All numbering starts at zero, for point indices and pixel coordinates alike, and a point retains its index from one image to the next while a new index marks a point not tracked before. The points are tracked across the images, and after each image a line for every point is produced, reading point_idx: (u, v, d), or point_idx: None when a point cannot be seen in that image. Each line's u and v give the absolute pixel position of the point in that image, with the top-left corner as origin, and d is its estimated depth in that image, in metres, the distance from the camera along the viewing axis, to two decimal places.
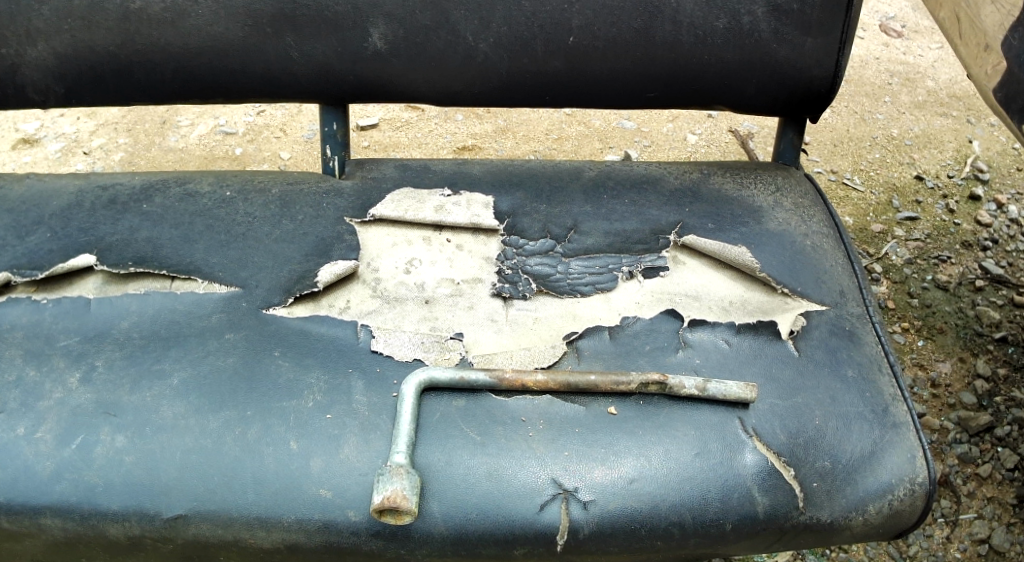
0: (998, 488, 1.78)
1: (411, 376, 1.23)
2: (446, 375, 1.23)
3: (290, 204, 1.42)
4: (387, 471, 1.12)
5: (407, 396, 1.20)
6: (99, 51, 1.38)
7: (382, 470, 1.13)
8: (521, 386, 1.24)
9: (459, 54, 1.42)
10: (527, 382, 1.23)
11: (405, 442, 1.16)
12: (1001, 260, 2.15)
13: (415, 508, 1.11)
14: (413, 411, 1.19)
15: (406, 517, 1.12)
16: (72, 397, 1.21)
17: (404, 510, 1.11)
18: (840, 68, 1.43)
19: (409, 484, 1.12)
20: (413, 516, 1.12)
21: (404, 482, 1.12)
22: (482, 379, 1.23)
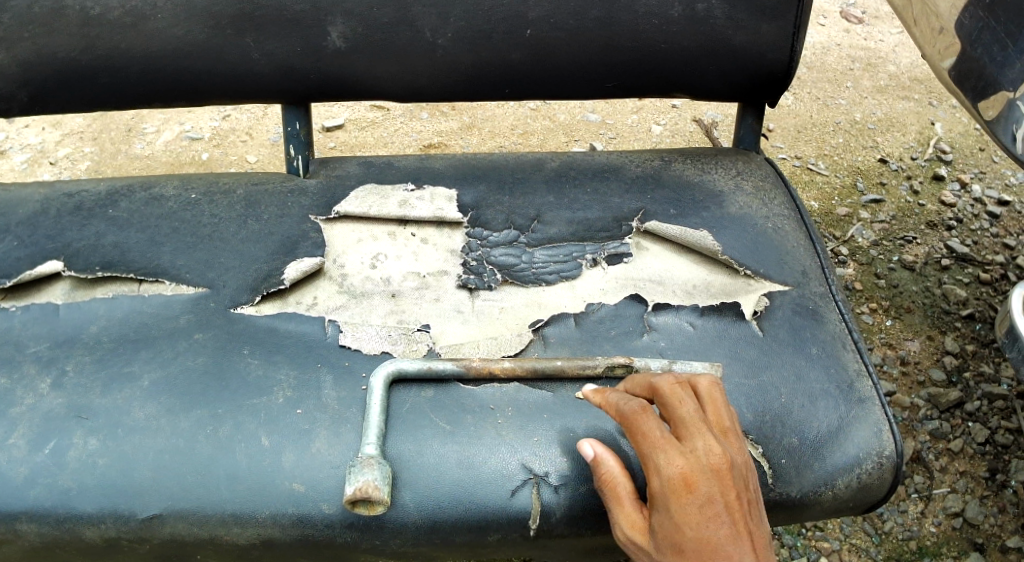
0: (970, 462, 1.81)
1: (379, 368, 1.24)
2: (414, 366, 1.24)
3: (255, 204, 1.43)
4: (359, 463, 1.13)
5: (377, 388, 1.22)
6: (60, 57, 1.39)
7: (354, 462, 1.14)
8: (489, 375, 1.25)
9: (418, 50, 1.44)
10: (494, 369, 1.25)
11: (376, 434, 1.17)
12: (966, 238, 2.19)
13: (386, 500, 1.12)
14: (382, 403, 1.20)
15: (379, 508, 1.13)
16: (44, 402, 1.22)
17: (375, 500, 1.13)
18: (795, 52, 1.46)
19: (378, 476, 1.13)
20: (386, 506, 1.13)
21: (374, 474, 1.13)
22: (450, 368, 1.24)
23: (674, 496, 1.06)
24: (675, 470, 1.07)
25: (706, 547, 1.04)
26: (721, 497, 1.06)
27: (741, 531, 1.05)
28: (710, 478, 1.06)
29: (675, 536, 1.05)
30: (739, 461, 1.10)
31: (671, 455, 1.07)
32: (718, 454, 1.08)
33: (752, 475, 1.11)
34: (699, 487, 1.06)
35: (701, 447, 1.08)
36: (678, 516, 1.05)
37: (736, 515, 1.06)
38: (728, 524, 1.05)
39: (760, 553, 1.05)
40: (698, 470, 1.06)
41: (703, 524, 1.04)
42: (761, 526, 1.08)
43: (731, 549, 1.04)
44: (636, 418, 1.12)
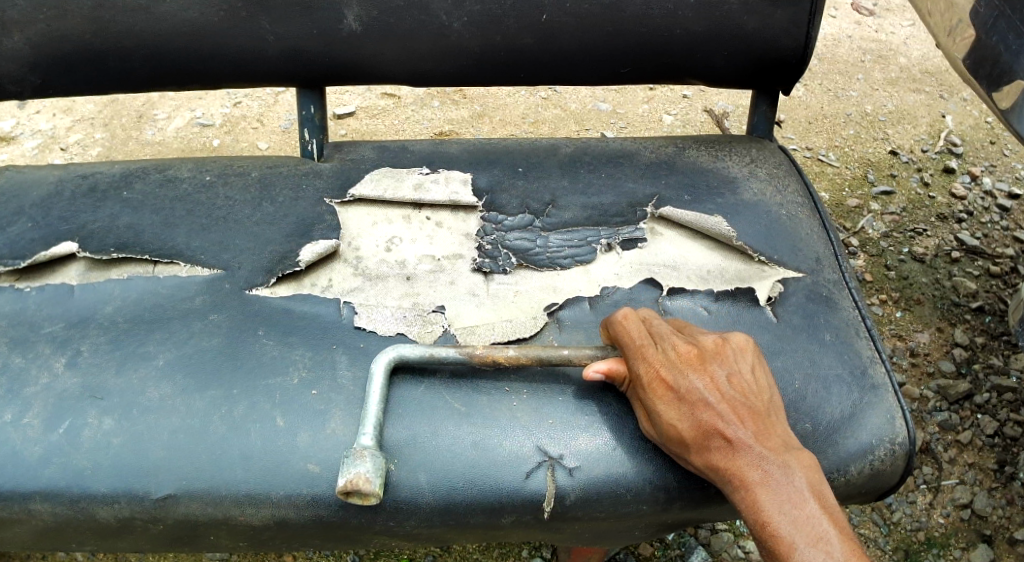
0: (979, 453, 1.81)
1: (379, 355, 1.23)
2: (416, 352, 1.23)
3: (270, 186, 1.43)
4: (352, 453, 1.13)
5: (377, 375, 1.21)
6: (74, 39, 1.39)
7: (348, 452, 1.14)
8: (493, 362, 1.23)
9: (432, 32, 1.43)
10: (498, 357, 1.23)
11: (372, 423, 1.16)
12: (976, 231, 2.18)
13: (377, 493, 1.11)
14: (380, 392, 1.19)
15: (372, 498, 1.11)
16: (58, 382, 1.22)
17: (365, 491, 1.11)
18: (810, 38, 1.45)
19: (371, 468, 1.11)
20: (379, 497, 1.12)
21: (367, 466, 1.11)
22: (453, 356, 1.23)
23: (655, 396, 1.16)
24: (649, 373, 1.17)
25: (692, 428, 1.14)
26: (698, 384, 1.15)
27: (726, 406, 1.15)
28: (682, 375, 1.16)
29: (669, 429, 1.15)
30: (718, 345, 1.19)
31: (645, 360, 1.18)
32: (686, 351, 1.18)
33: (745, 353, 1.20)
34: (674, 381, 1.16)
35: (671, 348, 1.19)
36: (662, 412, 1.15)
37: (718, 396, 1.15)
38: (710, 406, 1.14)
39: (750, 426, 1.14)
40: (669, 368, 1.17)
41: (685, 413, 1.15)
42: (755, 396, 1.17)
43: (717, 424, 1.14)
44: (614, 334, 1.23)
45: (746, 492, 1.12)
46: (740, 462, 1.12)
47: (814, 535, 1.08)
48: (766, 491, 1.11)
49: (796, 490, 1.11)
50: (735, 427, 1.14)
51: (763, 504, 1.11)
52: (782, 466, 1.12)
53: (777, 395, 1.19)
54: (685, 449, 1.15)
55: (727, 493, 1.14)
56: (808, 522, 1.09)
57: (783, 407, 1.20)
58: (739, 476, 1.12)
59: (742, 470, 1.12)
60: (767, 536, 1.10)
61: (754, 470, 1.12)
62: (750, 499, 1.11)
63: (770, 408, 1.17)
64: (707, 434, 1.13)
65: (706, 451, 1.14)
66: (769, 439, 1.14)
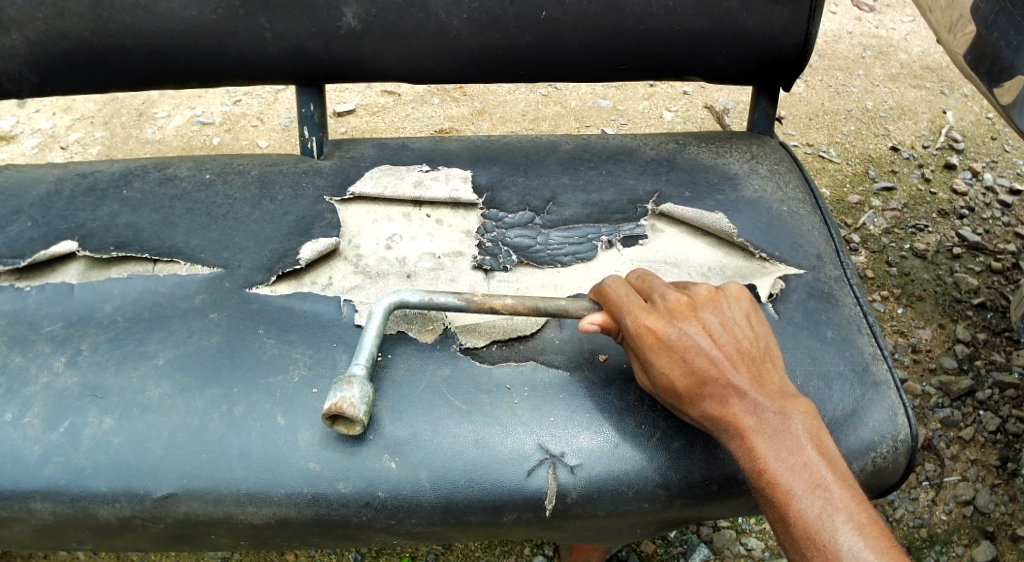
0: (981, 449, 1.80)
1: (381, 297, 1.27)
2: (414, 297, 1.27)
3: (269, 184, 1.43)
4: (340, 380, 1.16)
5: (375, 315, 1.25)
6: (73, 38, 1.39)
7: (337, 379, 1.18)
8: (490, 310, 1.26)
9: (431, 30, 1.43)
10: (495, 305, 1.26)
11: (366, 356, 1.20)
12: (978, 227, 2.18)
13: (363, 420, 1.15)
14: (377, 328, 1.23)
15: (356, 427, 1.16)
16: (58, 381, 1.22)
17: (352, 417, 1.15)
18: (810, 35, 1.45)
19: (359, 395, 1.15)
20: (363, 426, 1.16)
21: (355, 393, 1.15)
22: (451, 302, 1.26)
23: (646, 347, 1.16)
24: (639, 324, 1.18)
25: (686, 378, 1.14)
26: (689, 334, 1.16)
27: (720, 353, 1.15)
28: (673, 324, 1.17)
29: (663, 380, 1.16)
30: (711, 297, 1.20)
31: (635, 313, 1.19)
32: (676, 302, 1.19)
33: (738, 302, 1.21)
34: (665, 331, 1.16)
35: (661, 300, 1.20)
36: (655, 362, 1.16)
37: (712, 343, 1.15)
38: (703, 355, 1.15)
39: (746, 372, 1.14)
40: (660, 319, 1.18)
41: (677, 361, 1.15)
42: (749, 345, 1.17)
43: (711, 372, 1.14)
44: (602, 290, 1.24)
45: (742, 440, 1.12)
46: (736, 410, 1.13)
47: (812, 482, 1.09)
48: (762, 438, 1.11)
49: (793, 437, 1.11)
50: (730, 375, 1.14)
51: (761, 452, 1.11)
52: (779, 412, 1.12)
53: (773, 343, 1.20)
54: (679, 399, 1.15)
55: (724, 442, 1.14)
56: (806, 469, 1.09)
57: (780, 356, 1.20)
58: (736, 424, 1.12)
59: (738, 417, 1.12)
60: (765, 483, 1.10)
61: (751, 417, 1.12)
62: (746, 447, 1.12)
63: (765, 356, 1.17)
64: (701, 382, 1.14)
65: (700, 400, 1.14)
66: (765, 386, 1.14)
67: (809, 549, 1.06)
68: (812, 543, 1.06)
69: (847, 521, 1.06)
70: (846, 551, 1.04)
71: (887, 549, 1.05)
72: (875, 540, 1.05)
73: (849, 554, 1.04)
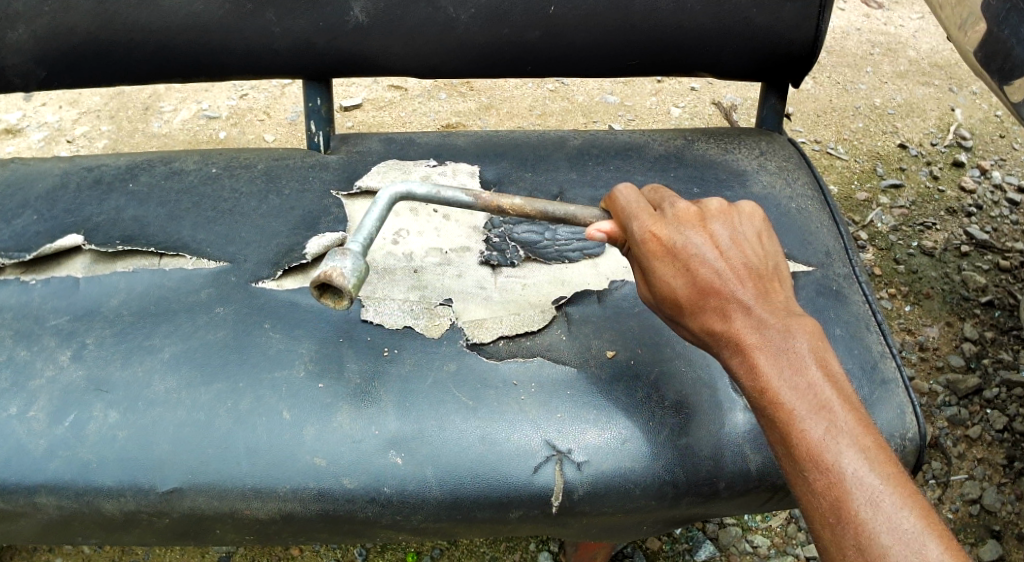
0: (987, 448, 1.80)
1: (389, 187, 1.28)
2: (423, 190, 1.28)
3: (276, 178, 1.43)
4: (333, 250, 1.13)
5: (380, 201, 1.25)
6: (78, 32, 1.38)
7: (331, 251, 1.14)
8: (497, 209, 1.28)
9: (439, 25, 1.42)
10: (503, 204, 1.28)
11: (363, 238, 1.19)
12: (986, 225, 2.17)
13: (352, 292, 1.10)
14: (380, 214, 1.24)
15: (343, 303, 1.12)
16: (63, 375, 1.22)
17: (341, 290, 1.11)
18: (819, 32, 1.44)
19: (350, 267, 1.11)
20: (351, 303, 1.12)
21: (347, 264, 1.11)
22: (459, 198, 1.28)
23: (650, 253, 1.15)
24: (645, 231, 1.16)
25: (688, 285, 1.11)
26: (695, 243, 1.13)
27: (726, 265, 1.12)
28: (680, 231, 1.15)
29: (664, 288, 1.13)
30: (722, 210, 1.18)
31: (642, 222, 1.17)
32: (686, 212, 1.17)
33: (750, 220, 1.18)
34: (670, 240, 1.14)
35: (671, 211, 1.18)
36: (658, 269, 1.14)
37: (718, 252, 1.13)
38: (708, 263, 1.12)
39: (751, 286, 1.11)
40: (667, 228, 1.16)
41: (680, 268, 1.12)
42: (758, 261, 1.14)
43: (714, 283, 1.11)
44: (614, 200, 1.22)
45: (744, 356, 1.08)
46: (738, 325, 1.09)
47: (816, 402, 1.04)
48: (765, 354, 1.07)
49: (798, 355, 1.07)
50: (735, 288, 1.11)
51: (762, 368, 1.07)
52: (784, 330, 1.08)
53: (782, 263, 1.17)
54: (680, 309, 1.12)
55: (724, 358, 1.10)
56: (811, 389, 1.05)
57: (789, 277, 1.17)
58: (738, 340, 1.09)
59: (740, 332, 1.09)
60: (766, 402, 1.06)
61: (753, 333, 1.08)
62: (748, 362, 1.08)
63: (774, 274, 1.14)
64: (703, 293, 1.11)
65: (701, 312, 1.11)
66: (771, 303, 1.10)
67: (810, 470, 1.01)
68: (813, 464, 1.01)
69: (851, 444, 1.01)
70: (849, 474, 1.00)
71: (892, 474, 1.00)
72: (879, 465, 1.00)
73: (851, 478, 1.00)
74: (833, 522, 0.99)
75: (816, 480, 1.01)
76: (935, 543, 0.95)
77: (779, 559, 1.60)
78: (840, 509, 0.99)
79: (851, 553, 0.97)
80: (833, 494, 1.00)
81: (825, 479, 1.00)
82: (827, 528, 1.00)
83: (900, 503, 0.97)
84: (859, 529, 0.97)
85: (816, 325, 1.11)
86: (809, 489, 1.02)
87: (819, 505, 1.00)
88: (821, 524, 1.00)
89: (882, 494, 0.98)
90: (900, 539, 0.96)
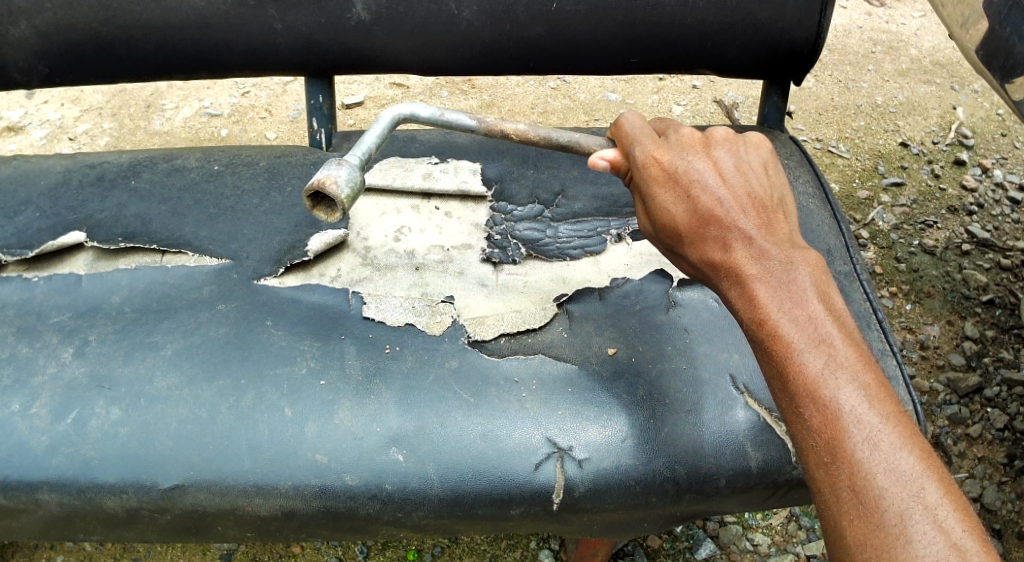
0: (988, 447, 1.80)
1: (392, 106, 1.30)
2: (426, 113, 1.30)
3: (278, 176, 1.43)
4: (331, 160, 1.13)
5: (381, 120, 1.27)
6: (81, 28, 1.38)
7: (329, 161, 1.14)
8: (501, 135, 1.30)
9: (442, 21, 1.42)
10: (506, 128, 1.29)
11: (361, 152, 1.19)
12: (987, 224, 2.17)
13: (345, 203, 1.11)
14: (379, 133, 1.25)
15: (337, 217, 1.14)
16: (66, 372, 1.22)
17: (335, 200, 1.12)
18: (822, 28, 1.44)
19: (346, 176, 1.12)
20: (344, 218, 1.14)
21: (342, 174, 1.12)
22: (461, 123, 1.30)
23: (651, 178, 1.14)
24: (648, 156, 1.16)
25: (687, 212, 1.10)
26: (697, 168, 1.12)
27: (728, 193, 1.10)
28: (682, 156, 1.14)
29: (664, 217, 1.12)
30: (729, 138, 1.16)
31: (645, 147, 1.17)
32: (690, 138, 1.16)
33: (757, 150, 1.16)
34: (672, 165, 1.13)
35: (676, 136, 1.17)
36: (658, 196, 1.13)
37: (720, 178, 1.11)
38: (709, 191, 1.10)
39: (753, 215, 1.09)
40: (670, 152, 1.15)
41: (681, 194, 1.11)
42: (762, 191, 1.12)
43: (715, 211, 1.09)
44: (619, 125, 1.22)
45: (743, 287, 1.06)
46: (738, 255, 1.07)
47: (817, 337, 1.01)
48: (764, 285, 1.05)
49: (799, 289, 1.04)
50: (736, 218, 1.09)
51: (761, 299, 1.05)
52: (786, 263, 1.06)
53: (788, 197, 1.15)
54: (679, 237, 1.11)
55: (723, 289, 1.09)
56: (811, 323, 1.02)
57: (794, 212, 1.14)
58: (738, 270, 1.07)
59: (739, 262, 1.07)
60: (764, 333, 1.03)
61: (753, 264, 1.06)
62: (746, 293, 1.06)
63: (778, 206, 1.12)
64: (702, 221, 1.09)
65: (700, 242, 1.09)
66: (774, 235, 1.08)
67: (807, 405, 0.98)
68: (811, 399, 0.98)
69: (850, 380, 0.98)
70: (847, 411, 0.96)
71: (892, 413, 0.96)
72: (879, 403, 0.97)
73: (848, 414, 0.96)
74: (828, 460, 0.96)
75: (813, 416, 0.98)
76: (934, 487, 0.92)
77: (780, 556, 1.61)
78: (835, 447, 0.96)
79: (845, 494, 0.94)
80: (830, 431, 0.96)
81: (822, 414, 0.97)
82: (820, 467, 0.96)
83: (899, 443, 0.94)
84: (855, 469, 0.94)
85: (819, 260, 1.08)
86: (805, 425, 0.98)
87: (814, 442, 0.97)
88: (815, 463, 0.97)
89: (881, 433, 0.95)
90: (897, 480, 0.92)
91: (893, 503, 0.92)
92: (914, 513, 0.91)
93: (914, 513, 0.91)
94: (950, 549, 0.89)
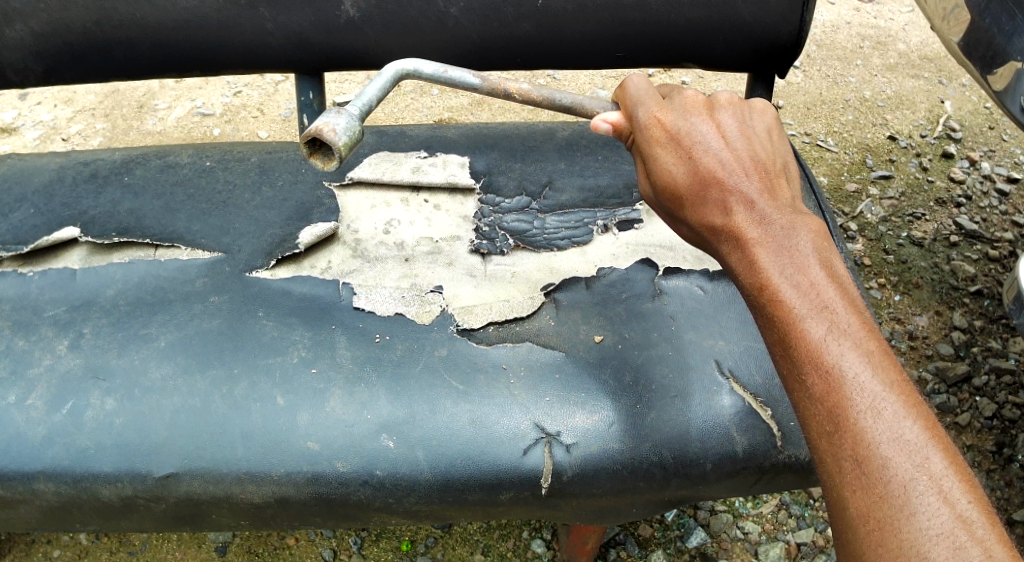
0: (977, 435, 1.82)
1: (396, 63, 1.28)
2: (430, 69, 1.28)
3: (269, 171, 1.45)
4: (331, 107, 1.12)
5: (385, 74, 1.25)
6: (75, 29, 1.40)
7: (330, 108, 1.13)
8: (505, 94, 1.29)
9: (430, 19, 1.44)
10: (510, 87, 1.28)
11: (361, 103, 1.18)
12: (975, 216, 2.19)
13: (342, 150, 1.10)
14: (381, 86, 1.23)
15: (331, 164, 1.12)
16: (61, 363, 1.24)
17: (332, 146, 1.10)
18: (805, 24, 1.46)
19: (343, 124, 1.10)
20: (338, 166, 1.12)
21: (340, 121, 1.10)
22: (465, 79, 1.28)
23: (653, 140, 1.16)
24: (650, 117, 1.17)
25: (689, 174, 1.12)
26: (701, 131, 1.13)
27: (730, 156, 1.12)
28: (683, 117, 1.15)
29: (666, 179, 1.14)
30: (735, 102, 1.17)
31: (648, 108, 1.18)
32: (693, 99, 1.17)
33: (762, 115, 1.18)
34: (675, 127, 1.14)
35: (681, 98, 1.17)
36: (660, 157, 1.14)
37: (723, 141, 1.13)
38: (711, 154, 1.12)
39: (758, 180, 1.10)
40: (672, 113, 1.16)
41: (684, 155, 1.13)
42: (765, 156, 1.13)
43: (717, 173, 1.11)
44: (623, 86, 1.22)
45: (744, 252, 1.08)
46: (740, 220, 1.09)
47: (819, 304, 1.02)
48: (765, 250, 1.06)
49: (801, 255, 1.05)
50: (739, 182, 1.10)
51: (762, 264, 1.06)
52: (789, 229, 1.07)
53: (792, 163, 1.16)
54: (680, 199, 1.13)
55: (725, 255, 1.10)
56: (813, 290, 1.03)
57: (797, 178, 1.15)
58: (740, 236, 1.08)
59: (740, 226, 1.08)
60: (766, 298, 1.05)
61: (756, 228, 1.08)
62: (748, 258, 1.07)
63: (780, 171, 1.13)
64: (704, 184, 1.11)
65: (702, 207, 1.11)
66: (776, 200, 1.09)
67: (810, 372, 0.99)
68: (813, 365, 0.99)
69: (854, 347, 0.98)
70: (850, 379, 0.97)
71: (895, 381, 0.97)
72: (882, 370, 0.97)
73: (851, 382, 0.97)
74: (830, 429, 0.97)
75: (815, 384, 0.99)
76: (937, 456, 0.93)
77: (770, 544, 1.63)
78: (838, 416, 0.96)
79: (847, 464, 0.95)
80: (832, 398, 0.97)
81: (825, 381, 0.98)
82: (823, 435, 0.97)
83: (902, 411, 0.95)
84: (858, 438, 0.95)
85: (822, 227, 1.09)
86: (807, 392, 0.99)
87: (816, 410, 0.98)
88: (818, 431, 0.98)
89: (883, 400, 0.95)
90: (901, 449, 0.93)
91: (896, 472, 0.93)
92: (918, 483, 0.92)
93: (918, 483, 0.92)
94: (953, 519, 0.90)
